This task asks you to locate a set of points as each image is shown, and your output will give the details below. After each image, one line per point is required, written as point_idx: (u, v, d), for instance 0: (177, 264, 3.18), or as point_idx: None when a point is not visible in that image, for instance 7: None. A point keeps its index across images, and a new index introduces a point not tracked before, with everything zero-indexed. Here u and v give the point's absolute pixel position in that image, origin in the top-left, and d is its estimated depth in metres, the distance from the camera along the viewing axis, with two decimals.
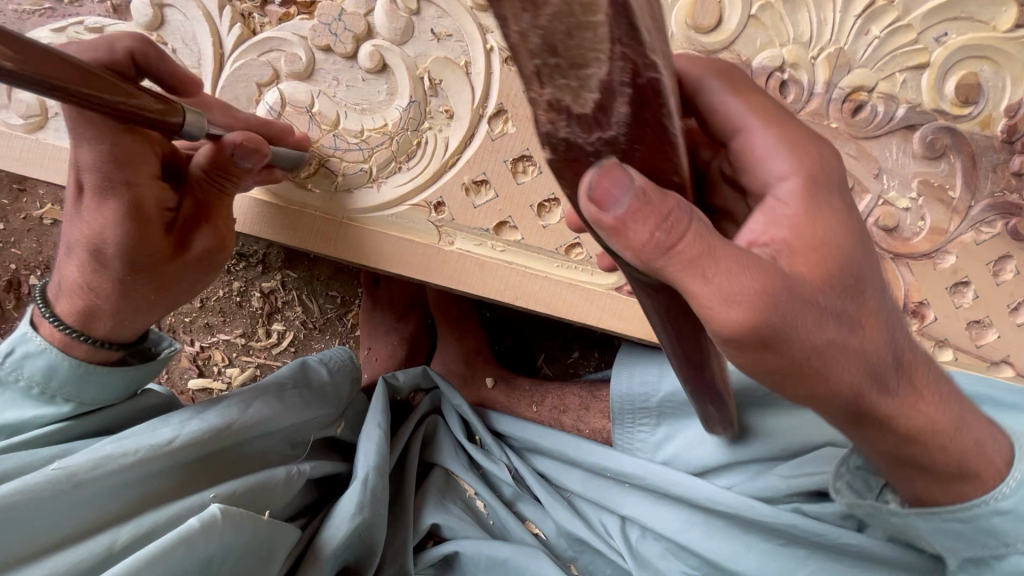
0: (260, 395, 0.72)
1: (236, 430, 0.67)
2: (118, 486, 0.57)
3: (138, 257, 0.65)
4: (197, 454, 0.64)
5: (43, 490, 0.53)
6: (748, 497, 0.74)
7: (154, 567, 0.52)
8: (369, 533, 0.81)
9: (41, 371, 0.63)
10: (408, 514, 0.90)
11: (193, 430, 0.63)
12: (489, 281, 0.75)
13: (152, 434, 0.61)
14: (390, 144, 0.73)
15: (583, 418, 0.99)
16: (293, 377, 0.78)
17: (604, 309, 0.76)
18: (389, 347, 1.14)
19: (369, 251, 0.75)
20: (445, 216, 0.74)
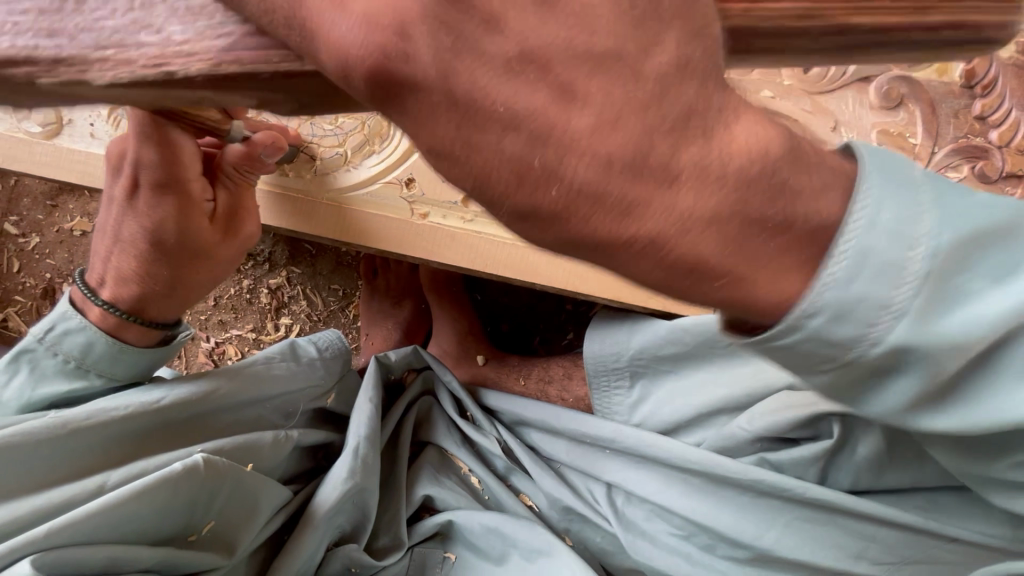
0: (248, 366, 0.79)
1: (222, 394, 0.73)
2: (109, 437, 0.65)
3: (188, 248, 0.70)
4: (184, 413, 0.71)
5: (42, 433, 0.60)
6: (715, 452, 0.76)
7: (140, 498, 0.58)
8: (360, 499, 0.85)
9: (79, 346, 0.70)
10: (401, 488, 0.93)
11: (182, 390, 0.70)
12: (460, 252, 0.80)
13: (144, 392, 0.69)
14: (362, 128, 0.80)
15: (567, 388, 1.05)
16: (281, 352, 0.84)
17: (570, 271, 0.80)
18: (385, 332, 1.21)
19: (351, 230, 0.81)
20: (416, 192, 0.80)
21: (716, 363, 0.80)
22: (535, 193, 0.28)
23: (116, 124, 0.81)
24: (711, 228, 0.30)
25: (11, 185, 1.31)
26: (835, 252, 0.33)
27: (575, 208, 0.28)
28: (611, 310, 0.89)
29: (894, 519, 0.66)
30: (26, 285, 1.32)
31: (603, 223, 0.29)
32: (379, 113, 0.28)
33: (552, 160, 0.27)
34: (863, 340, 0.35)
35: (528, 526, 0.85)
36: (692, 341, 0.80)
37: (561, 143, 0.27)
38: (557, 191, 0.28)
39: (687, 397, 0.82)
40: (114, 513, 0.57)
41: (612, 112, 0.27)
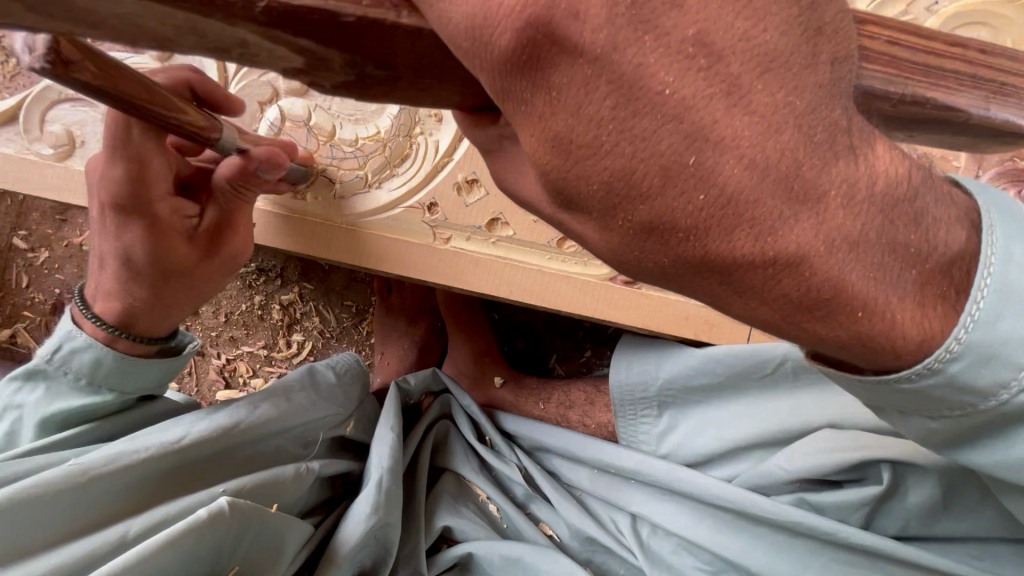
0: (267, 398, 0.77)
1: (242, 430, 0.72)
2: (128, 483, 0.62)
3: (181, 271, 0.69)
4: (205, 452, 0.69)
5: (58, 484, 0.58)
6: (751, 490, 0.73)
7: (168, 550, 0.56)
8: (385, 534, 0.82)
9: (88, 363, 0.67)
10: (419, 515, 0.91)
11: (202, 428, 0.69)
12: (483, 278, 0.77)
13: (162, 434, 0.67)
14: (383, 150, 0.77)
15: (589, 413, 1.02)
16: (300, 381, 0.83)
17: (598, 299, 0.77)
18: (400, 351, 1.18)
19: (370, 254, 0.78)
20: (439, 216, 0.77)
21: (750, 391, 0.79)
22: (676, 197, 0.30)
23: None
24: (845, 249, 0.32)
25: (20, 199, 1.29)
26: (973, 290, 0.36)
27: (720, 216, 0.31)
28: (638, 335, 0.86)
29: (939, 563, 0.63)
30: (35, 300, 1.30)
31: (740, 234, 0.31)
32: (512, 84, 0.30)
33: (702, 171, 0.30)
34: (1001, 387, 0.38)
35: (551, 555, 0.83)
36: (724, 371, 0.78)
37: (718, 151, 0.30)
38: (703, 199, 0.30)
39: (719, 430, 0.79)
40: (142, 569, 0.54)
41: (773, 122, 0.30)
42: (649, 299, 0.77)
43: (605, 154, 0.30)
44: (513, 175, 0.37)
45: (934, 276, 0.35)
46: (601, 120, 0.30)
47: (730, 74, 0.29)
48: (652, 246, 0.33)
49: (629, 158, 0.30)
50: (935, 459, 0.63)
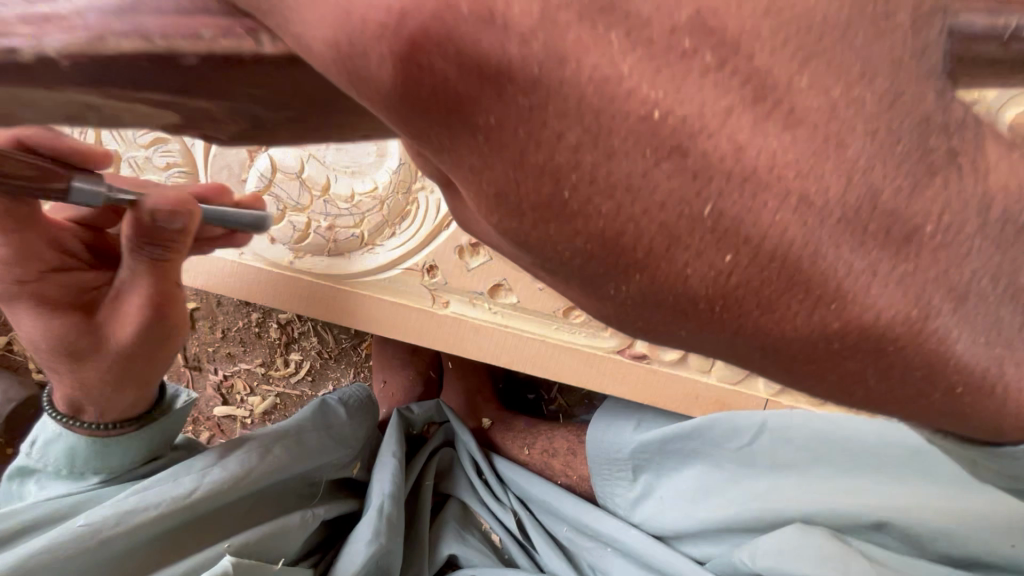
0: (280, 440, 0.74)
1: (253, 479, 0.69)
2: (137, 542, 0.60)
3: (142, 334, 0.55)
4: (216, 503, 0.66)
5: (65, 547, 0.56)
6: None
7: None
8: (385, 566, 0.79)
9: (62, 453, 0.62)
10: (421, 547, 0.87)
11: (213, 479, 0.66)
12: (484, 347, 0.73)
13: (172, 486, 0.63)
14: (381, 208, 0.71)
15: (571, 464, 0.96)
16: (310, 419, 0.81)
17: (606, 373, 0.73)
18: (404, 380, 1.14)
19: (360, 315, 0.74)
20: (438, 280, 0.72)
21: (732, 461, 0.74)
22: (685, 269, 0.19)
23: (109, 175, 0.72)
24: (950, 305, 0.20)
25: None
26: None
27: (749, 287, 0.20)
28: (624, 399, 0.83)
29: None
30: None
31: (794, 311, 0.20)
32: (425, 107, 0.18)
33: (746, 190, 0.19)
34: None
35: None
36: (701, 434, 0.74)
37: (758, 180, 0.19)
38: (731, 261, 0.19)
39: (687, 508, 0.75)
40: None
41: (838, 131, 0.19)
42: (659, 376, 0.73)
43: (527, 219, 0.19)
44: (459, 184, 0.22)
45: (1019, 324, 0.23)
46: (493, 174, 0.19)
47: (695, 120, 0.18)
48: (683, 331, 0.22)
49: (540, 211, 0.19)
50: None
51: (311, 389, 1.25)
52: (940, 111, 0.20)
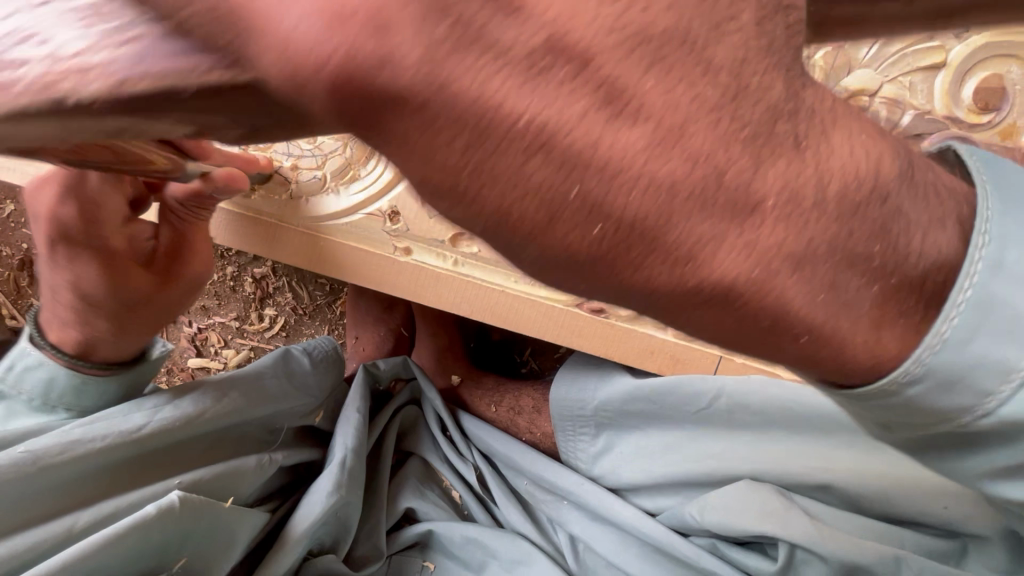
0: (238, 385, 0.76)
1: (207, 419, 0.70)
2: (88, 469, 0.61)
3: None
4: (168, 441, 0.68)
5: (8, 469, 0.56)
6: (672, 532, 0.73)
7: (110, 547, 0.56)
8: (345, 512, 0.82)
9: (40, 384, 0.65)
10: (381, 499, 0.90)
11: (165, 415, 0.67)
12: (444, 294, 0.74)
13: (123, 420, 0.65)
14: (343, 151, 0.71)
15: (535, 422, 0.92)
16: (273, 366, 0.83)
17: (562, 326, 0.74)
18: (375, 339, 1.14)
19: (322, 262, 0.74)
20: (400, 227, 0.72)
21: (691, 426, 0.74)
22: (563, 238, 0.24)
23: None
24: (786, 270, 0.25)
25: None
26: (948, 305, 0.29)
27: (614, 254, 0.24)
28: (588, 358, 0.82)
29: None
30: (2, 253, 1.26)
31: (657, 271, 0.24)
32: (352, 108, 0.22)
33: (606, 175, 0.23)
34: (956, 412, 0.32)
35: (506, 537, 0.82)
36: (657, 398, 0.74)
37: (614, 167, 0.23)
38: (600, 229, 0.23)
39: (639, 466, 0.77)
40: (84, 565, 0.55)
41: (677, 128, 0.23)
42: (615, 330, 0.73)
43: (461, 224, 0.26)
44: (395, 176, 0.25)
45: (881, 272, 0.27)
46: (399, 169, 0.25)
47: (546, 120, 0.22)
48: (576, 288, 0.26)
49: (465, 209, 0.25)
50: (835, 551, 0.62)
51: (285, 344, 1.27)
52: (784, 102, 0.25)
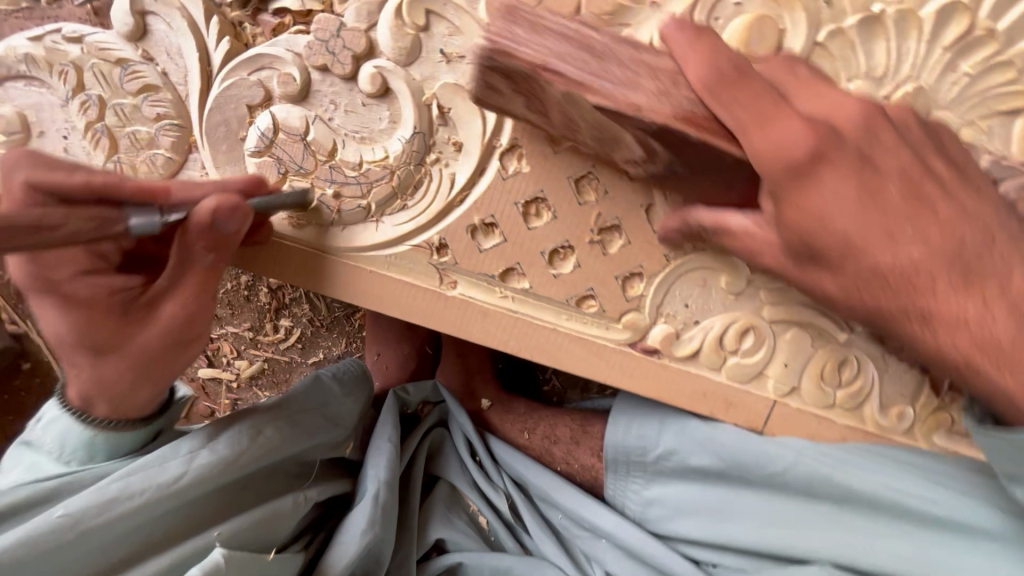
0: (272, 421, 0.72)
1: (244, 462, 0.67)
2: (125, 529, 0.60)
3: (180, 338, 0.61)
4: (207, 487, 0.65)
5: (48, 536, 0.55)
6: None
7: None
8: (377, 549, 0.78)
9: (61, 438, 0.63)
10: (411, 531, 0.87)
11: (202, 462, 0.64)
12: (491, 332, 0.70)
13: (159, 470, 0.62)
14: (390, 179, 0.67)
15: (573, 453, 0.91)
16: (304, 397, 0.79)
17: (614, 367, 0.71)
18: (398, 356, 1.11)
19: (363, 295, 0.70)
20: (447, 260, 0.68)
21: (765, 485, 0.71)
22: None
23: (96, 145, 0.67)
24: None
25: None
26: None
27: None
28: (636, 397, 0.80)
29: None
30: None
31: None
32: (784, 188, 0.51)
33: None
34: None
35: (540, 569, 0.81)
36: (715, 450, 0.72)
37: None
38: None
39: (710, 518, 0.75)
40: None
41: None
42: (668, 373, 0.71)
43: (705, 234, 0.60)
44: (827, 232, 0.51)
45: None
46: (815, 212, 0.51)
47: None
48: None
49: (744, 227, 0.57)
50: None
51: (301, 356, 1.24)
52: None
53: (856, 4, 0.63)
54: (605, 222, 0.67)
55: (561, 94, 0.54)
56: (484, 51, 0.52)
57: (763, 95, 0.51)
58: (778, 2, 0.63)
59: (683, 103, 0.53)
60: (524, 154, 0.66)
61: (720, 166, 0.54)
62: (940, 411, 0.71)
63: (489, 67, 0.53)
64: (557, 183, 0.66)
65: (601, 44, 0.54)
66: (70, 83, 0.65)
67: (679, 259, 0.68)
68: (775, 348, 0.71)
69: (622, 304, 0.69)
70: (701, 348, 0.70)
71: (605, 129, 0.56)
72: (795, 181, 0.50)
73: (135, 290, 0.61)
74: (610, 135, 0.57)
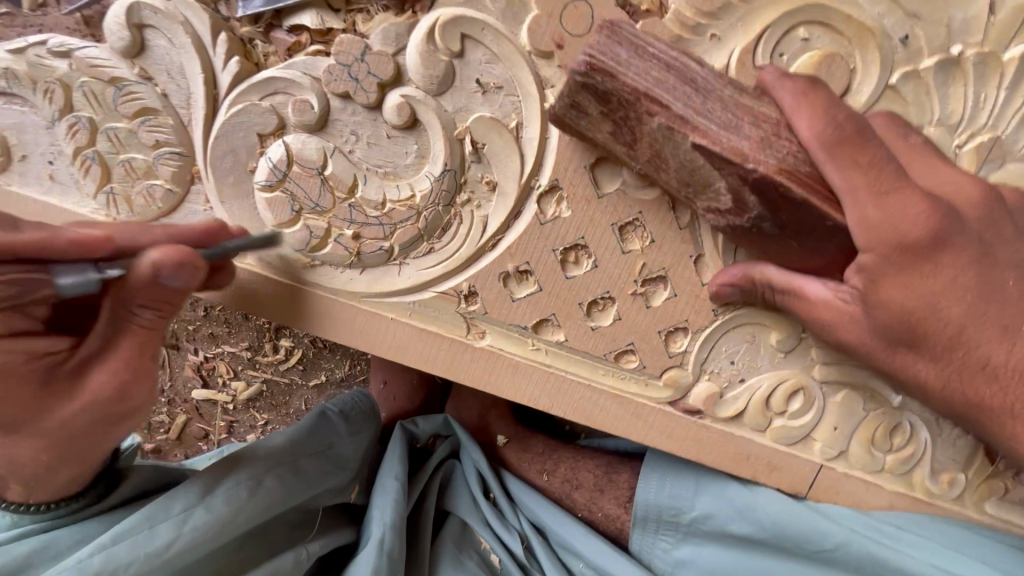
0: (273, 468, 0.66)
1: (241, 518, 0.61)
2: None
3: (108, 415, 0.52)
4: (200, 550, 0.59)
5: None
6: None
7: None
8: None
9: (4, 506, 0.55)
10: None
11: (194, 522, 0.57)
12: (522, 386, 0.65)
13: (148, 536, 0.55)
14: (416, 220, 0.60)
15: (596, 500, 0.88)
16: (309, 439, 0.73)
17: (651, 425, 0.66)
18: (407, 385, 1.05)
19: (381, 343, 0.64)
20: (476, 308, 0.63)
21: (808, 558, 0.69)
22: None
23: (87, 173, 0.60)
24: None
25: None
26: None
27: None
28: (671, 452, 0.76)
29: None
30: None
31: None
32: (888, 273, 0.50)
33: None
34: None
35: None
36: (760, 521, 0.69)
37: None
38: None
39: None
40: None
41: None
42: (710, 433, 0.66)
43: (782, 299, 0.58)
44: (939, 314, 0.50)
45: None
46: (935, 297, 0.50)
47: None
48: None
49: (826, 299, 0.55)
50: None
51: (303, 377, 1.17)
52: None
53: (936, 44, 0.56)
54: (651, 272, 0.62)
55: (657, 129, 0.52)
56: (585, 68, 0.50)
57: (884, 163, 0.48)
58: (850, 38, 0.56)
59: (784, 156, 0.51)
60: (565, 197, 0.60)
61: (819, 229, 0.52)
62: (995, 479, 0.67)
63: (581, 83, 0.51)
64: (600, 230, 0.60)
65: (705, 80, 0.52)
66: (56, 102, 0.58)
67: (728, 314, 0.63)
68: (824, 409, 0.66)
69: (663, 360, 0.64)
70: (746, 408, 0.65)
71: (696, 173, 0.53)
72: (923, 264, 0.49)
73: (62, 354, 0.51)
74: (697, 183, 0.54)
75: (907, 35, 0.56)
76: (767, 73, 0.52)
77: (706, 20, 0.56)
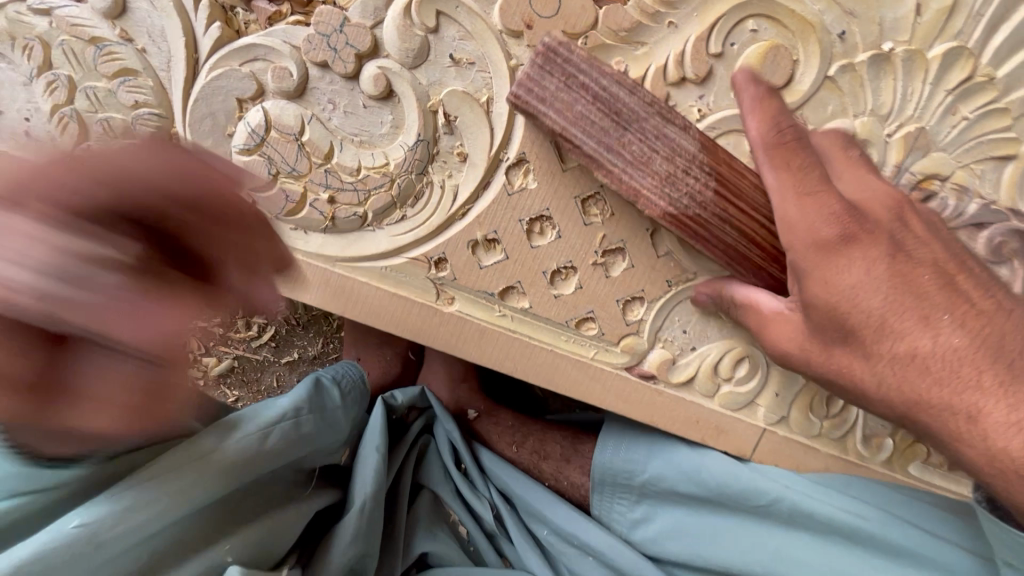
0: (278, 423, 0.67)
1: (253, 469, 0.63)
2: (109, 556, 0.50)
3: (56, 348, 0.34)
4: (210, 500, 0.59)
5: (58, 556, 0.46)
6: None
7: None
8: (362, 566, 0.77)
9: None
10: (396, 543, 0.83)
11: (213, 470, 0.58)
12: (489, 351, 0.68)
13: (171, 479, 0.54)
14: (390, 187, 0.63)
15: (562, 470, 0.91)
16: (309, 400, 0.73)
17: (608, 389, 0.70)
18: (380, 362, 1.07)
19: (351, 304, 0.67)
20: (445, 275, 0.66)
21: (750, 516, 0.73)
22: None
23: (65, 131, 0.61)
24: None
25: None
26: None
27: None
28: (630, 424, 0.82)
29: None
30: None
31: None
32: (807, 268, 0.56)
33: None
34: None
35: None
36: (707, 484, 0.73)
37: None
38: None
39: (697, 544, 0.76)
40: None
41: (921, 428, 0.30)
42: (663, 398, 0.71)
43: (736, 307, 0.63)
44: (859, 306, 0.54)
45: None
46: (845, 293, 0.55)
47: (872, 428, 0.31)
48: None
49: (776, 311, 0.60)
50: None
51: (275, 355, 1.18)
52: None
53: (869, 40, 0.62)
54: (611, 243, 0.66)
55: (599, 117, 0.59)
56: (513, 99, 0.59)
57: (810, 168, 0.56)
58: (793, 32, 0.62)
59: (678, 196, 0.60)
60: (531, 170, 0.64)
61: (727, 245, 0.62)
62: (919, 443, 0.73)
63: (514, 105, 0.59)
64: (564, 202, 0.64)
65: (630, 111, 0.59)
66: (35, 59, 0.59)
67: (680, 286, 0.67)
68: (768, 377, 0.70)
69: (621, 328, 0.68)
70: (697, 375, 0.70)
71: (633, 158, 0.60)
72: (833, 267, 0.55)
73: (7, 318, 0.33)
74: (625, 182, 0.60)
75: (844, 32, 0.62)
76: (738, 74, 0.60)
77: (664, 10, 0.60)
